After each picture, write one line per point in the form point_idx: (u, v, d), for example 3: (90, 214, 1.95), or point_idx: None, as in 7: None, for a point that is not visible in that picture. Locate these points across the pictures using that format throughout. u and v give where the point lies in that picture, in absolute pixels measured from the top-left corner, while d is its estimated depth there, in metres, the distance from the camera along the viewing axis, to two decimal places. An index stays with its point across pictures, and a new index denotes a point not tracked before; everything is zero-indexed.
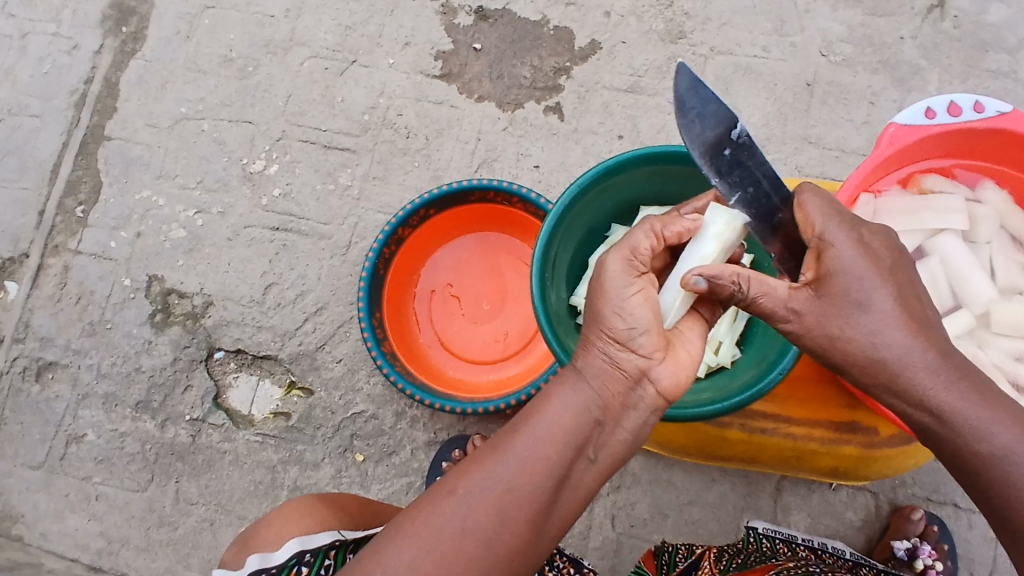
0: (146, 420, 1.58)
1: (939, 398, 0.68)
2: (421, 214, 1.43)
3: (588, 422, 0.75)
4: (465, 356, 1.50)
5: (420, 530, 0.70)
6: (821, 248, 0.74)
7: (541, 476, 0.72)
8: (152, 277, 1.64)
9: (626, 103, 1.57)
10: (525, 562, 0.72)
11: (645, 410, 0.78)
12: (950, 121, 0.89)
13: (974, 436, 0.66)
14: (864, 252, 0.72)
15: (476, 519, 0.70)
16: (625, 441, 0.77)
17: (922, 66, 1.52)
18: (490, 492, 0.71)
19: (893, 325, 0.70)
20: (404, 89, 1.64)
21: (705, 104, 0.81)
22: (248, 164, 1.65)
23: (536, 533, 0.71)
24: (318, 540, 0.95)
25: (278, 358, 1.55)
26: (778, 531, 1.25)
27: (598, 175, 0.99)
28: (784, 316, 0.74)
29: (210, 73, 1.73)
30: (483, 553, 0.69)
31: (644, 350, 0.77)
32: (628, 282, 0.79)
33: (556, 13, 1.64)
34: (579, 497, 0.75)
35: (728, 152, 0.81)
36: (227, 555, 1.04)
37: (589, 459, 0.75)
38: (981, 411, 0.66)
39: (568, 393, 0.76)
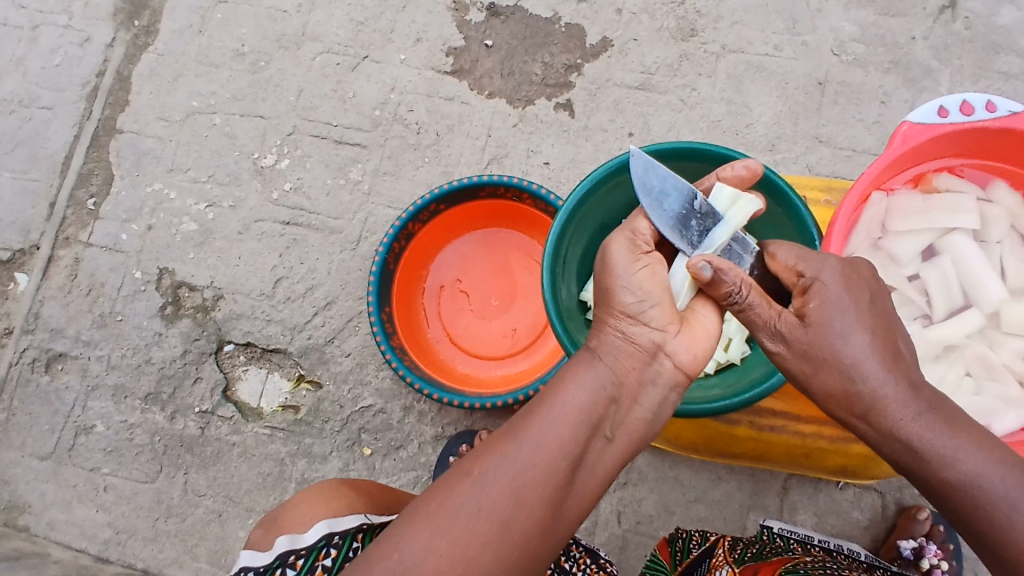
0: (155, 412, 1.59)
1: (909, 427, 0.69)
2: (431, 209, 1.43)
3: (603, 399, 0.76)
4: (474, 352, 1.50)
5: (437, 511, 0.68)
6: (807, 283, 0.76)
7: (559, 456, 0.71)
8: (163, 269, 1.65)
9: (637, 100, 1.57)
10: (544, 546, 0.70)
11: (662, 386, 0.80)
12: (962, 119, 0.89)
13: (943, 464, 0.67)
14: (846, 285, 0.75)
15: (494, 498, 0.69)
16: (643, 419, 0.79)
17: (934, 67, 1.51)
18: (508, 469, 0.70)
19: (869, 357, 0.71)
20: (415, 85, 1.64)
21: (664, 184, 0.88)
22: (259, 158, 1.66)
23: (554, 513, 0.70)
24: (346, 523, 0.98)
25: (287, 352, 1.56)
26: (794, 531, 1.25)
27: (609, 173, 0.99)
28: (774, 339, 0.76)
29: (222, 67, 1.74)
30: (501, 532, 0.67)
31: (655, 323, 0.81)
32: (633, 259, 0.83)
33: (568, 10, 1.64)
34: (597, 478, 0.75)
35: (694, 223, 0.88)
36: (253, 537, 1.04)
37: (606, 437, 0.76)
38: (949, 439, 0.67)
39: (584, 371, 0.78)
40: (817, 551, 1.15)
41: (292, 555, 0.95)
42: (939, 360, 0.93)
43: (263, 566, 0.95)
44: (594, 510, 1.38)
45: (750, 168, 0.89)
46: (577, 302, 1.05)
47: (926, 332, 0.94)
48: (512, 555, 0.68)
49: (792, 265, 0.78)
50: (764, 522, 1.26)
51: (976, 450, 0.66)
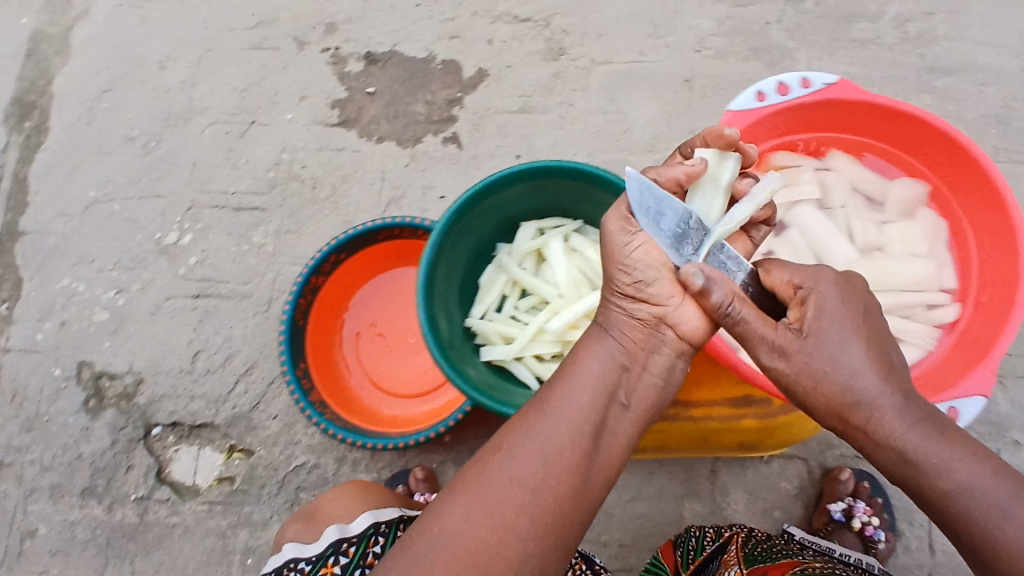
0: (93, 506, 1.57)
1: (908, 438, 0.70)
2: (332, 260, 1.45)
3: (614, 369, 0.83)
4: (397, 393, 1.51)
5: (471, 486, 0.74)
6: (804, 296, 0.78)
7: (579, 423, 0.78)
8: (82, 363, 1.64)
9: (520, 123, 1.61)
10: (578, 509, 0.75)
11: (669, 355, 0.86)
12: (781, 100, 0.95)
13: (936, 473, 0.68)
14: (844, 300, 0.77)
15: (521, 468, 0.74)
16: (655, 385, 0.84)
17: (791, 47, 1.58)
18: (533, 442, 0.76)
19: (867, 369, 0.73)
20: (306, 142, 1.67)
21: (659, 205, 0.84)
22: (162, 238, 1.67)
23: (582, 477, 0.75)
24: (388, 513, 1.07)
25: (215, 424, 1.55)
26: (817, 543, 1.25)
27: (470, 201, 1.03)
28: (771, 356, 0.77)
29: (115, 154, 1.75)
30: (533, 498, 0.73)
31: (656, 297, 0.85)
32: (631, 240, 0.86)
33: (442, 48, 1.69)
34: (619, 444, 0.80)
35: (689, 241, 0.85)
36: (288, 530, 1.13)
37: (622, 404, 0.81)
38: (946, 448, 0.69)
39: (595, 346, 0.85)
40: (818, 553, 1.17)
41: (344, 542, 1.01)
42: None
43: (318, 556, 1.01)
44: None
45: (731, 130, 0.88)
46: (462, 330, 1.09)
47: None
48: (547, 518, 0.72)
49: (786, 283, 0.80)
50: (787, 526, 1.30)
51: (968, 458, 0.68)
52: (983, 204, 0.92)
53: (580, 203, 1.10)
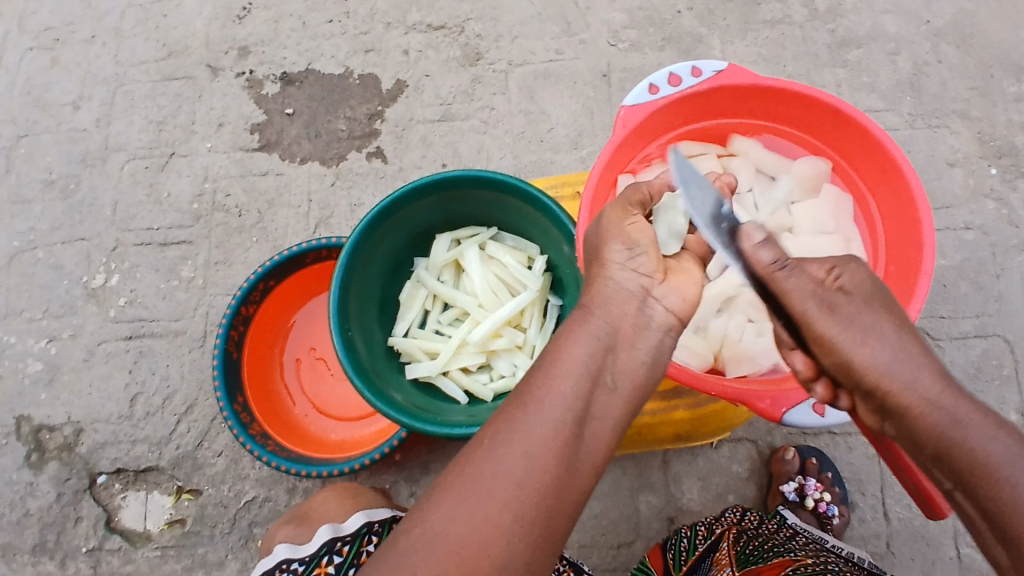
0: (46, 562, 1.52)
1: (953, 404, 0.63)
2: (261, 288, 1.43)
3: (599, 350, 0.71)
4: (343, 416, 1.49)
5: (453, 483, 0.66)
6: (837, 271, 0.74)
7: (563, 411, 0.67)
8: (20, 418, 1.59)
9: (442, 132, 1.60)
10: (565, 506, 0.66)
11: (663, 330, 0.74)
12: (673, 91, 0.95)
13: (976, 440, 0.61)
14: (876, 284, 0.73)
15: (507, 460, 0.65)
16: (644, 363, 0.72)
17: (704, 33, 1.59)
18: (513, 435, 0.67)
19: (907, 341, 0.68)
20: (227, 169, 1.64)
21: (696, 186, 0.78)
22: (89, 281, 1.63)
23: (567, 471, 0.66)
24: (380, 514, 1.13)
25: (160, 467, 1.52)
26: (811, 530, 1.25)
27: (376, 219, 1.01)
28: (820, 312, 0.70)
29: (35, 200, 1.71)
30: (515, 496, 0.64)
31: (644, 269, 0.75)
32: (627, 215, 0.79)
33: (357, 63, 1.67)
34: (611, 429, 0.70)
35: (725, 225, 0.78)
36: (280, 531, 1.20)
37: (609, 387, 0.70)
38: (980, 418, 0.62)
39: (581, 325, 0.73)
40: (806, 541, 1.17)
41: (337, 541, 1.08)
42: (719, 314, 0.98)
43: (312, 553, 1.08)
44: None
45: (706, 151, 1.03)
46: (383, 348, 1.07)
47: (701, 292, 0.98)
48: (534, 511, 0.64)
49: (821, 267, 0.74)
50: (781, 510, 1.31)
51: (1000, 429, 0.62)
52: (882, 174, 0.93)
53: (490, 211, 1.10)
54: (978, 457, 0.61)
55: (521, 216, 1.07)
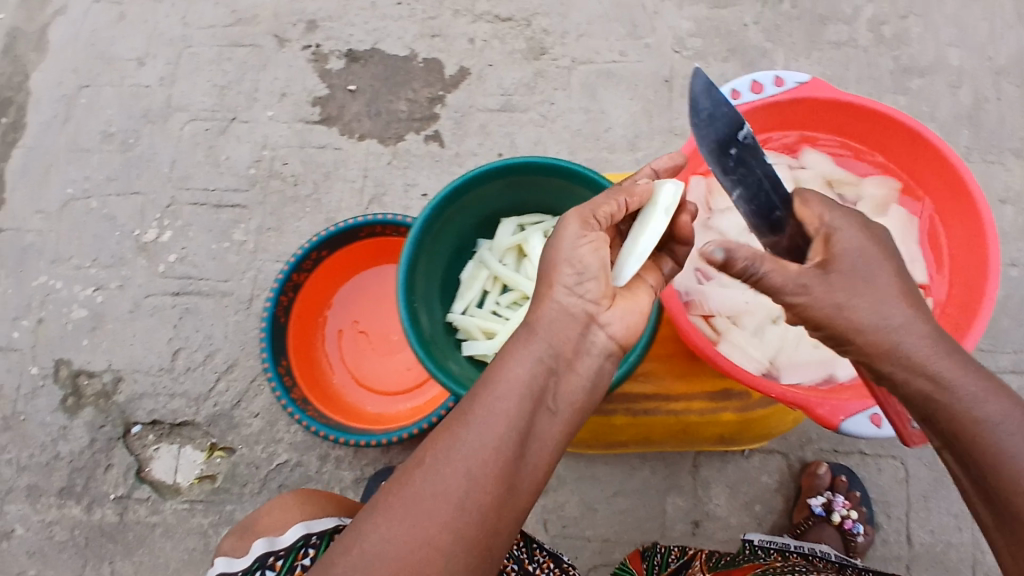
0: (72, 506, 1.55)
1: (943, 364, 0.64)
2: (313, 257, 1.45)
3: (542, 372, 0.71)
4: (380, 390, 1.52)
5: (392, 503, 0.64)
6: (830, 231, 0.71)
7: (507, 431, 0.66)
8: (60, 362, 1.62)
9: (502, 121, 1.62)
10: (505, 524, 0.66)
11: (600, 355, 0.76)
12: (754, 97, 0.97)
13: (971, 401, 0.63)
14: (873, 240, 0.71)
15: (445, 483, 0.64)
16: (584, 387, 0.75)
17: (769, 48, 1.63)
18: (454, 456, 0.65)
19: (897, 300, 0.67)
20: (287, 139, 1.67)
21: (716, 107, 0.78)
22: (141, 235, 1.66)
23: (509, 489, 0.66)
24: (323, 523, 0.99)
25: (195, 423, 1.55)
26: (774, 542, 1.23)
27: (450, 196, 1.04)
28: (793, 290, 0.69)
29: (93, 151, 1.74)
30: (456, 517, 0.63)
31: (591, 295, 0.77)
32: (582, 233, 0.79)
33: (423, 46, 1.69)
34: (550, 450, 0.70)
35: (733, 155, 0.78)
36: (225, 544, 1.05)
37: (551, 409, 0.71)
38: (981, 381, 0.63)
39: (523, 344, 0.73)
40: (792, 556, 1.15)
41: (271, 556, 0.94)
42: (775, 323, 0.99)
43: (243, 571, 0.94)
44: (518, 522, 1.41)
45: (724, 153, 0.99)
46: (444, 324, 1.10)
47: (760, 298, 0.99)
48: (472, 534, 0.63)
49: None
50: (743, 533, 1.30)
51: (1001, 391, 0.63)
52: (951, 196, 0.95)
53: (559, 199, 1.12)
54: (975, 422, 0.62)
55: None
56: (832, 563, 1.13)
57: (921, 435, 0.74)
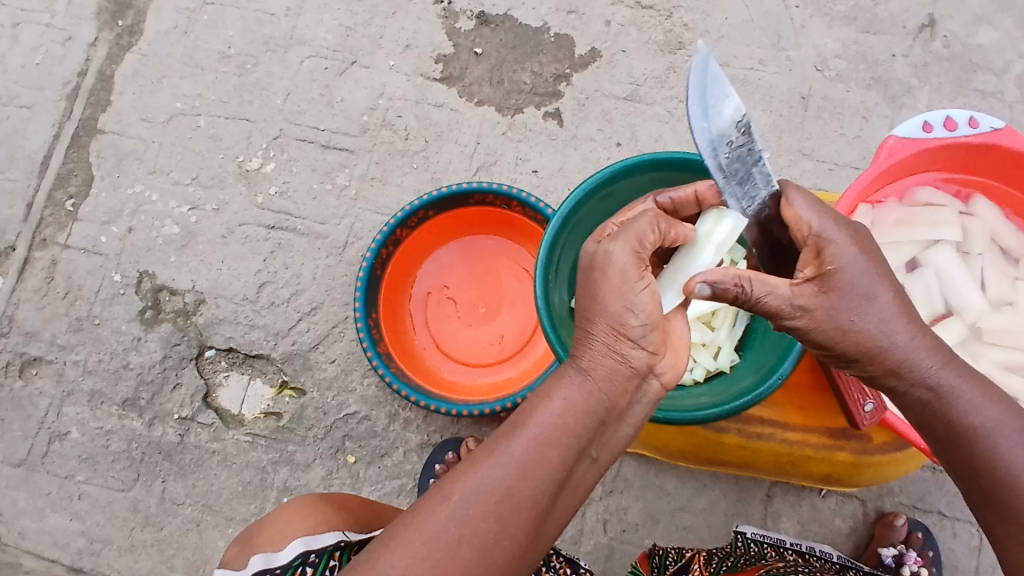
0: (133, 418, 1.55)
1: (941, 375, 0.74)
2: (419, 215, 1.42)
3: (594, 424, 0.74)
4: (461, 359, 1.50)
5: (414, 537, 0.69)
6: (821, 245, 0.75)
7: (543, 481, 0.71)
8: (142, 273, 1.61)
9: (625, 111, 1.59)
10: (526, 561, 0.72)
11: (647, 403, 0.79)
12: (946, 135, 0.93)
13: (966, 408, 0.74)
14: (861, 249, 0.75)
15: (472, 526, 0.69)
16: (627, 434, 0.79)
17: (914, 84, 1.59)
18: (487, 499, 0.69)
19: (895, 316, 0.74)
20: (404, 92, 1.64)
21: (717, 98, 0.73)
22: (244, 162, 1.65)
23: (534, 534, 0.72)
24: (322, 540, 0.91)
25: (270, 357, 1.54)
26: (767, 536, 1.25)
27: (601, 180, 1.01)
28: (791, 313, 0.74)
29: (208, 69, 1.71)
30: (481, 560, 0.69)
31: (650, 347, 0.77)
32: (638, 277, 0.76)
33: (557, 21, 1.65)
34: (578, 495, 0.76)
35: (732, 149, 0.76)
36: (227, 555, 0.99)
37: (592, 458, 0.76)
38: (973, 392, 0.74)
39: (574, 392, 0.75)
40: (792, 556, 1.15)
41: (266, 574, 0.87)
42: None
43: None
44: (579, 518, 1.40)
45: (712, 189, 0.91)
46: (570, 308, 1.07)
47: None
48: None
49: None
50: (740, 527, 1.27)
51: (990, 400, 0.74)
52: None
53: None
54: (973, 428, 0.74)
55: None
56: (832, 562, 1.17)
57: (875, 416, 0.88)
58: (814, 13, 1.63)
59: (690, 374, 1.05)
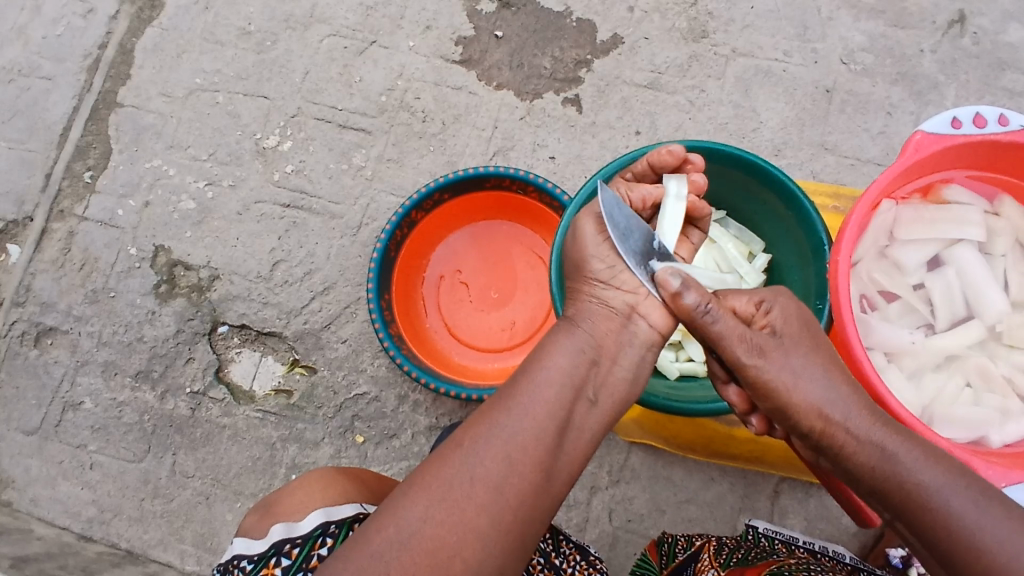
0: (145, 391, 1.57)
1: (883, 436, 0.70)
2: (435, 198, 1.42)
3: (584, 362, 0.78)
4: (472, 344, 1.49)
5: (429, 481, 0.66)
6: (765, 306, 0.83)
7: (544, 419, 0.71)
8: (158, 247, 1.62)
9: (645, 99, 1.58)
10: (540, 509, 0.68)
11: (639, 347, 0.84)
12: (974, 132, 0.91)
13: (909, 468, 0.67)
14: (795, 316, 0.82)
15: (486, 465, 0.67)
16: (624, 378, 0.81)
17: (941, 81, 1.56)
18: (497, 437, 0.69)
19: (833, 374, 0.76)
20: (423, 73, 1.63)
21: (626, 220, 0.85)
22: (262, 139, 1.65)
23: (546, 476, 0.69)
24: (343, 511, 0.90)
25: (282, 335, 1.55)
26: (779, 532, 1.24)
27: (624, 167, 1.00)
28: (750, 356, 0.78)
29: (227, 45, 1.71)
30: (494, 497, 0.65)
31: (626, 286, 0.85)
32: (599, 233, 0.86)
33: (579, 5, 1.63)
34: (584, 442, 0.75)
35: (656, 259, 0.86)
36: (244, 523, 0.97)
37: (589, 400, 0.76)
38: (918, 460, 0.67)
39: (563, 339, 0.80)
40: (803, 553, 1.15)
41: (287, 544, 0.87)
42: (939, 370, 0.95)
43: (258, 556, 0.88)
44: (585, 506, 1.40)
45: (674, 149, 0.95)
46: None
47: (930, 342, 0.95)
48: (508, 517, 0.65)
49: None
50: (754, 522, 1.24)
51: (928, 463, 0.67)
52: None
53: (735, 193, 1.08)
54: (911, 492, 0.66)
55: (764, 207, 1.06)
56: (843, 562, 1.16)
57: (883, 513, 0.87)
58: (842, 5, 1.60)
59: (702, 365, 1.06)
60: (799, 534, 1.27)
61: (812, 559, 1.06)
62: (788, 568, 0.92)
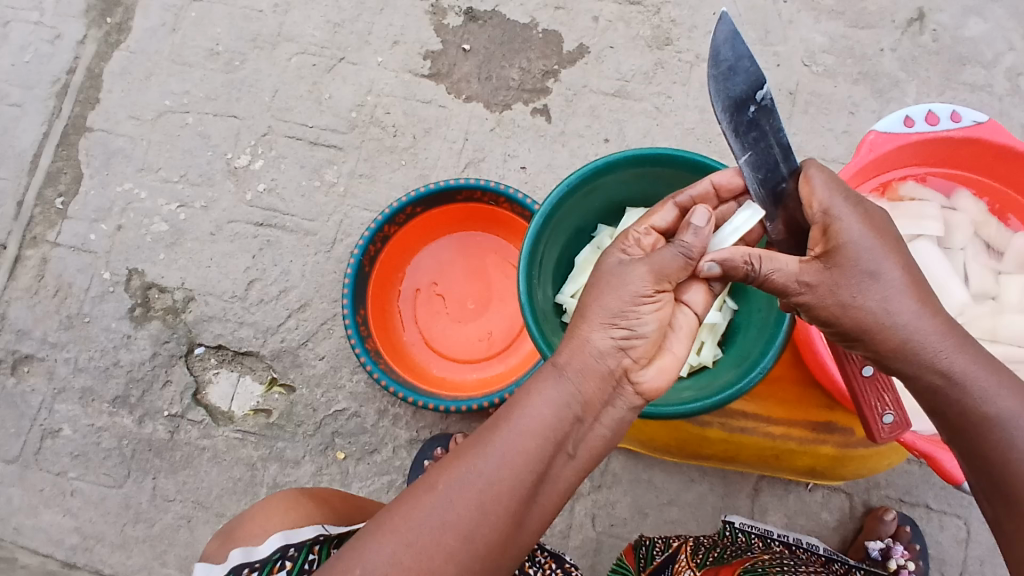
0: (123, 416, 1.55)
1: (953, 361, 0.70)
2: (408, 211, 1.42)
3: (567, 417, 0.73)
4: (450, 356, 1.50)
5: (400, 525, 0.67)
6: (828, 223, 0.76)
7: (521, 471, 0.69)
8: (132, 271, 1.61)
9: (613, 106, 1.59)
10: (505, 556, 0.69)
11: (622, 407, 0.78)
12: (927, 129, 0.93)
13: (981, 398, 0.69)
14: (871, 228, 0.75)
15: (456, 514, 0.67)
16: (603, 436, 0.77)
17: (902, 78, 1.59)
18: (470, 486, 0.68)
19: (902, 294, 0.72)
20: (391, 88, 1.64)
21: (737, 59, 0.78)
22: (233, 159, 1.65)
23: (515, 527, 0.69)
24: (302, 535, 0.90)
25: (259, 354, 1.55)
26: (755, 526, 1.26)
27: (587, 175, 1.01)
28: (798, 290, 0.76)
29: (195, 66, 1.71)
30: (462, 547, 0.67)
31: (632, 353, 0.77)
32: (645, 294, 0.77)
33: (544, 16, 1.65)
34: (558, 492, 0.73)
35: (750, 113, 0.79)
36: (208, 548, 0.97)
37: (568, 454, 0.73)
38: (987, 383, 0.69)
39: (548, 386, 0.74)
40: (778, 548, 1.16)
41: (245, 568, 0.86)
42: None
43: None
44: (567, 513, 1.40)
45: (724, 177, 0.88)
46: (552, 304, 1.09)
47: None
48: (474, 566, 0.67)
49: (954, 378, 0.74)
50: (731, 519, 1.26)
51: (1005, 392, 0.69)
52: None
53: None
54: (980, 421, 0.69)
55: None
56: (818, 555, 1.18)
57: (893, 428, 0.83)
58: (802, 7, 1.63)
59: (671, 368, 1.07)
60: (773, 529, 1.29)
61: (786, 554, 1.07)
62: (760, 563, 0.93)
